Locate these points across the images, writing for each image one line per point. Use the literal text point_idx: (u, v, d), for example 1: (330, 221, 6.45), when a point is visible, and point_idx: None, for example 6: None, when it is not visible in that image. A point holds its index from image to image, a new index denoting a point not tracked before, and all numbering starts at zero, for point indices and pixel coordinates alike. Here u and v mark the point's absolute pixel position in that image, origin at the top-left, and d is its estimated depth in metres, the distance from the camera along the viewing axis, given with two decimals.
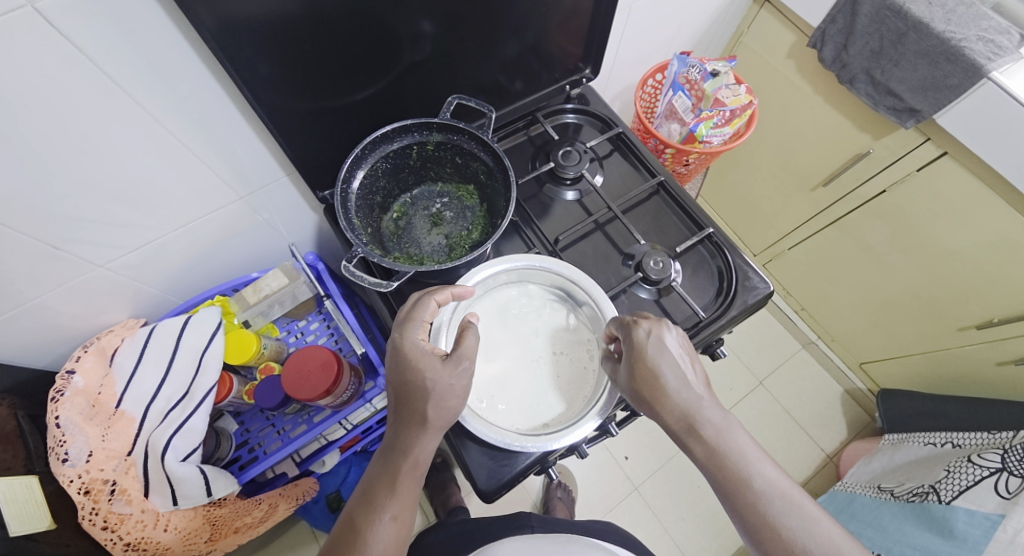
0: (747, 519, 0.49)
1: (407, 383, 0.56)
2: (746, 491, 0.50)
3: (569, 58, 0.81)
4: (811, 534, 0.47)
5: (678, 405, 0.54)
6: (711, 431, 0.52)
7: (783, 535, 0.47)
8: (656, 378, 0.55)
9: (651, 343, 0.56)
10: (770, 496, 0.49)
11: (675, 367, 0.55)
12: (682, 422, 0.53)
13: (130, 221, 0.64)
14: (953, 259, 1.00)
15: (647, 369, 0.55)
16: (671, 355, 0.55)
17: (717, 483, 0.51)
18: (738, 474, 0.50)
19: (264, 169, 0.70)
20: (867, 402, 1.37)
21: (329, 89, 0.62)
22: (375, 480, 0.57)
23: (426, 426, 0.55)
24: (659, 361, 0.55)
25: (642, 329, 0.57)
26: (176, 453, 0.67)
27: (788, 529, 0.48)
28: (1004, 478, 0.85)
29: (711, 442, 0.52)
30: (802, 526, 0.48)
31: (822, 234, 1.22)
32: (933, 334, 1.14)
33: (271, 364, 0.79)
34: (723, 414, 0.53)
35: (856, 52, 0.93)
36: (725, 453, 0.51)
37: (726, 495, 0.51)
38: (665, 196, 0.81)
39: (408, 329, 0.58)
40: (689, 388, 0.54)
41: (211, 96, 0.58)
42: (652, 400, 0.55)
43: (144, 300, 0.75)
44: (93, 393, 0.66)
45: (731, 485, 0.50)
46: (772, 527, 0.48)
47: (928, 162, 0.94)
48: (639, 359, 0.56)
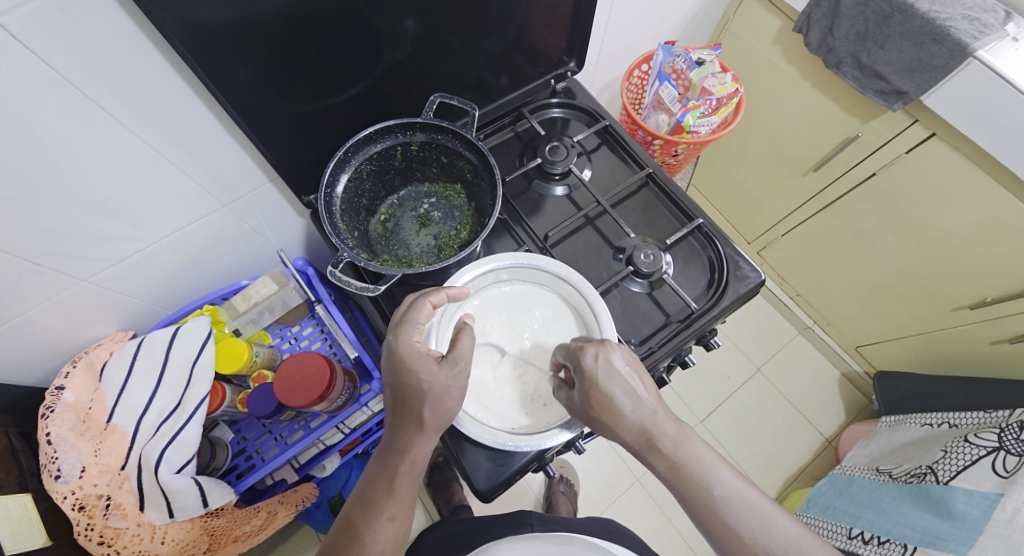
0: (712, 528, 0.50)
1: (404, 384, 0.55)
2: (708, 496, 0.51)
3: (553, 51, 0.80)
4: (771, 532, 0.49)
5: (635, 423, 0.53)
6: (669, 443, 0.53)
7: (747, 537, 0.49)
8: (611, 402, 0.54)
9: (600, 367, 0.54)
10: (730, 500, 0.50)
11: (628, 387, 0.54)
12: (640, 439, 0.53)
13: (112, 233, 0.63)
14: (945, 240, 1.00)
15: (601, 396, 0.54)
16: (621, 376, 0.54)
17: (681, 495, 0.52)
18: (699, 483, 0.51)
19: (248, 175, 0.69)
20: (865, 385, 1.37)
21: (310, 92, 0.61)
22: (373, 480, 0.57)
23: (423, 427, 0.55)
24: (611, 386, 0.54)
25: (590, 354, 0.55)
26: (170, 466, 0.67)
27: (749, 531, 0.49)
28: (1001, 457, 0.86)
29: (670, 454, 0.52)
30: (760, 524, 0.49)
31: (813, 219, 1.22)
32: (927, 316, 1.14)
33: (264, 372, 0.78)
34: (678, 425, 0.54)
35: (842, 35, 0.92)
36: (684, 463, 0.52)
37: (689, 505, 0.51)
38: (655, 188, 0.80)
39: (402, 331, 0.57)
40: (644, 405, 0.54)
41: (189, 103, 0.57)
42: (609, 423, 0.54)
43: (132, 312, 0.74)
44: (84, 409, 0.66)
45: (693, 496, 0.51)
46: (735, 533, 0.49)
47: (917, 144, 0.94)
48: (590, 387, 0.54)
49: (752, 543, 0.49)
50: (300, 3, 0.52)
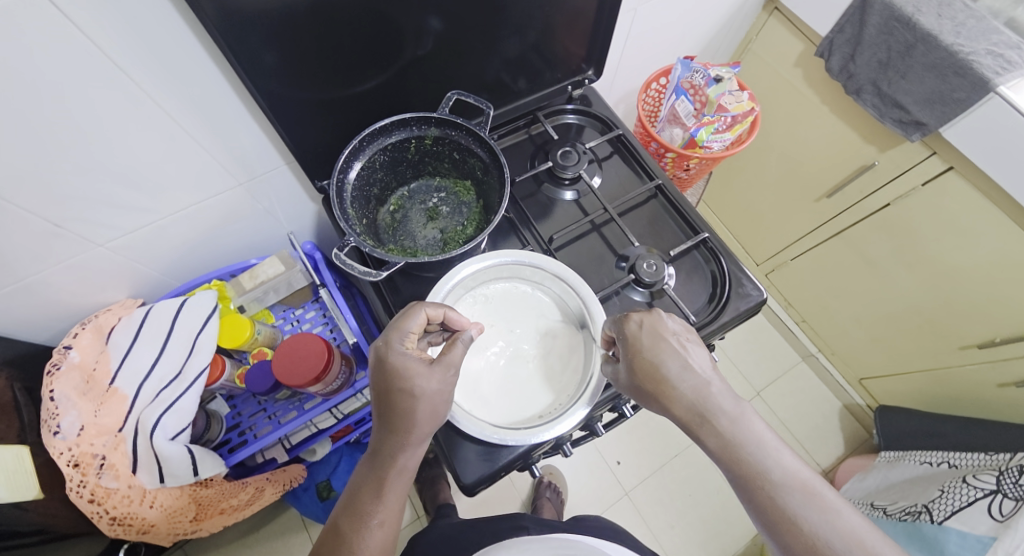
0: (767, 513, 0.47)
1: (395, 393, 0.55)
2: (761, 481, 0.47)
3: (572, 58, 0.82)
4: (833, 523, 0.45)
5: (685, 395, 0.52)
6: (724, 420, 0.50)
7: (803, 527, 0.45)
8: (659, 370, 0.54)
9: (645, 335, 0.56)
10: (790, 487, 0.47)
11: (677, 355, 0.54)
12: (690, 413, 0.52)
13: (132, 203, 0.65)
14: (957, 276, 0.99)
15: (645, 362, 0.55)
16: (669, 344, 0.55)
17: (734, 478, 0.49)
18: (754, 467, 0.48)
19: (265, 156, 0.71)
20: (866, 418, 1.35)
21: (331, 81, 0.63)
22: (361, 487, 0.57)
23: (411, 436, 0.55)
24: (658, 351, 0.55)
25: (634, 322, 0.57)
26: (164, 432, 0.68)
27: (807, 521, 0.45)
28: (998, 500, 0.84)
29: (723, 431, 0.50)
30: (821, 517, 0.45)
31: (824, 245, 1.21)
32: (934, 352, 1.12)
33: (265, 350, 0.80)
34: (735, 401, 0.51)
35: (863, 63, 0.92)
36: (738, 443, 0.49)
37: (744, 489, 0.48)
38: (663, 200, 0.81)
39: (392, 338, 0.57)
40: (697, 375, 0.53)
41: (216, 84, 0.58)
42: (656, 394, 0.53)
43: (143, 281, 0.77)
44: (89, 369, 0.68)
45: (745, 480, 0.48)
46: (791, 521, 0.45)
47: (934, 177, 0.93)
48: (636, 353, 0.56)
49: (809, 534, 0.45)
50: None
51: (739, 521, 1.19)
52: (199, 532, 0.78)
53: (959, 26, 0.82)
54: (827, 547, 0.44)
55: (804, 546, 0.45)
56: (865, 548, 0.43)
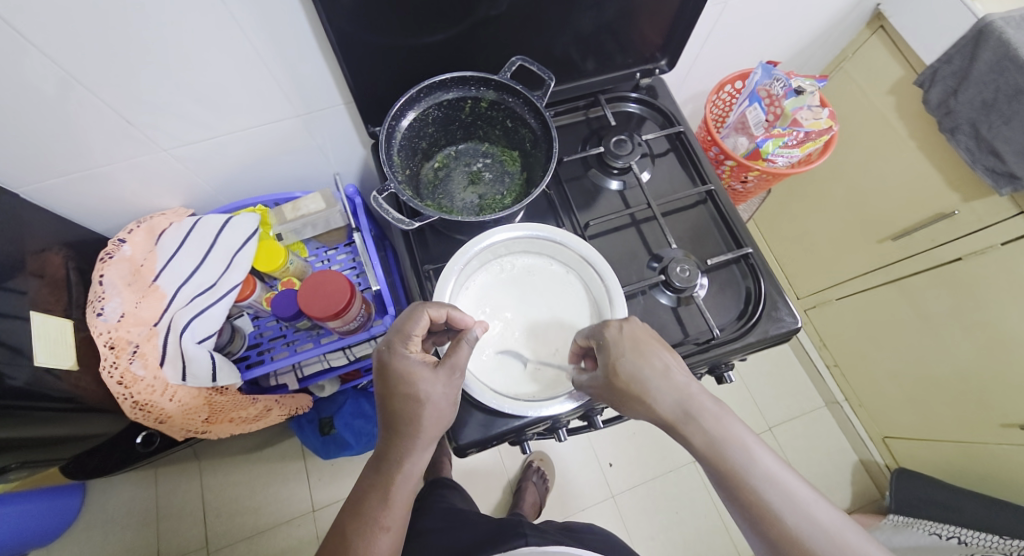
0: (750, 510, 0.48)
1: (402, 400, 0.56)
2: (745, 477, 0.48)
3: (647, 46, 0.79)
4: (808, 519, 0.46)
5: (667, 398, 0.53)
6: (707, 421, 0.51)
7: (784, 522, 0.46)
8: (640, 374, 0.54)
9: (626, 341, 0.56)
10: (767, 483, 0.48)
11: (658, 361, 0.54)
12: (675, 411, 0.52)
13: (199, 117, 0.69)
14: (1018, 346, 0.92)
15: (628, 371, 0.54)
16: (650, 349, 0.55)
17: (715, 475, 0.50)
18: (736, 465, 0.49)
19: (326, 93, 0.72)
20: (882, 478, 1.27)
21: (400, 28, 0.64)
22: (368, 489, 0.58)
23: (419, 441, 0.57)
24: (639, 358, 0.54)
25: (613, 328, 0.57)
26: (193, 335, 0.73)
27: (785, 517, 0.46)
28: None
29: (706, 431, 0.50)
30: (796, 514, 0.46)
31: (877, 289, 1.13)
32: (972, 424, 1.04)
33: (293, 280, 0.83)
34: (717, 403, 0.52)
35: (965, 100, 0.84)
36: (721, 441, 0.50)
37: (726, 487, 0.49)
38: (712, 208, 0.78)
39: (398, 343, 0.58)
40: (677, 379, 0.53)
41: (293, 13, 0.60)
42: (639, 397, 0.53)
43: (196, 193, 0.81)
44: (137, 264, 0.74)
45: (728, 477, 0.49)
46: (773, 515, 0.47)
47: (1015, 238, 0.86)
48: (618, 360, 0.55)
49: (789, 529, 0.46)
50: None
51: (722, 548, 1.17)
52: (208, 434, 0.83)
53: None
54: (807, 542, 0.45)
55: (785, 542, 0.46)
56: (842, 540, 0.45)
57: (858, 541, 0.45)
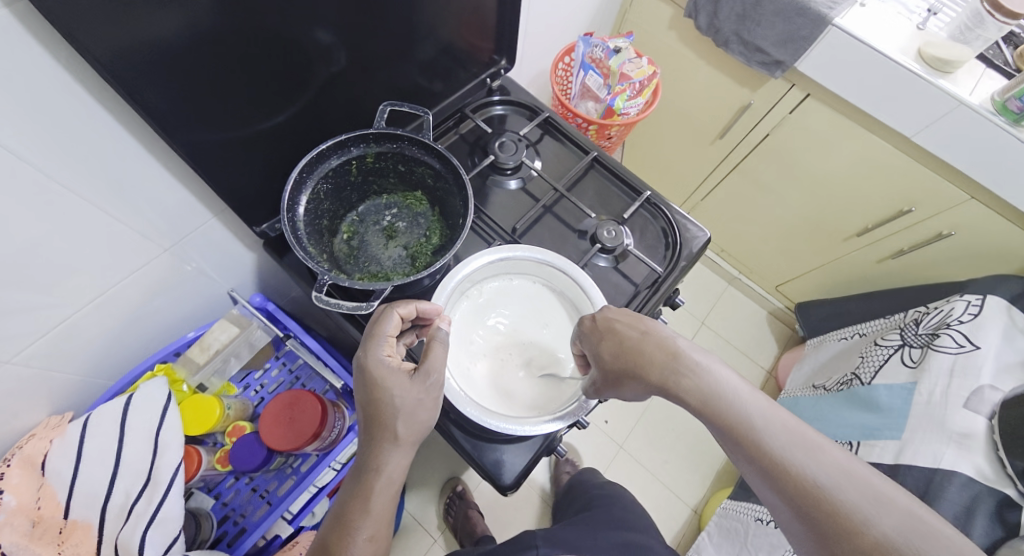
0: (757, 460, 0.46)
1: (375, 402, 0.54)
2: (744, 424, 0.47)
3: (482, 52, 0.82)
4: (815, 455, 0.45)
5: (654, 359, 0.54)
6: (692, 373, 0.52)
7: (790, 462, 0.44)
8: (624, 345, 0.56)
9: (603, 323, 0.59)
10: (772, 429, 0.46)
11: (636, 328, 0.57)
12: (664, 373, 0.53)
13: (38, 302, 0.54)
14: (833, 181, 1.17)
15: (612, 343, 0.57)
16: (626, 323, 0.58)
17: (719, 431, 0.49)
18: (733, 414, 0.48)
19: (189, 212, 0.62)
20: (788, 317, 1.55)
21: (234, 117, 0.56)
22: (347, 500, 0.53)
23: (398, 442, 0.54)
24: (619, 332, 0.57)
25: (591, 320, 0.61)
26: (154, 548, 0.59)
27: (793, 459, 0.45)
28: (908, 351, 1.03)
29: (695, 384, 0.51)
30: (803, 452, 0.45)
31: (725, 181, 1.36)
32: (827, 248, 1.32)
33: (241, 424, 0.70)
34: (702, 356, 0.53)
35: (724, 17, 1.04)
36: (711, 392, 0.50)
37: (731, 438, 0.48)
38: (602, 169, 0.85)
39: (371, 346, 0.56)
40: (660, 340, 0.55)
41: (122, 139, 0.51)
42: (630, 367, 0.55)
43: (66, 391, 0.64)
44: (32, 511, 0.55)
45: (728, 429, 0.48)
46: (780, 460, 0.45)
47: (796, 105, 1.09)
48: (604, 342, 0.58)
49: (795, 467, 0.44)
50: (204, 27, 0.48)
51: None
52: None
53: None
54: (814, 479, 0.43)
55: (794, 485, 0.44)
56: (852, 480, 0.43)
57: (868, 477, 0.43)
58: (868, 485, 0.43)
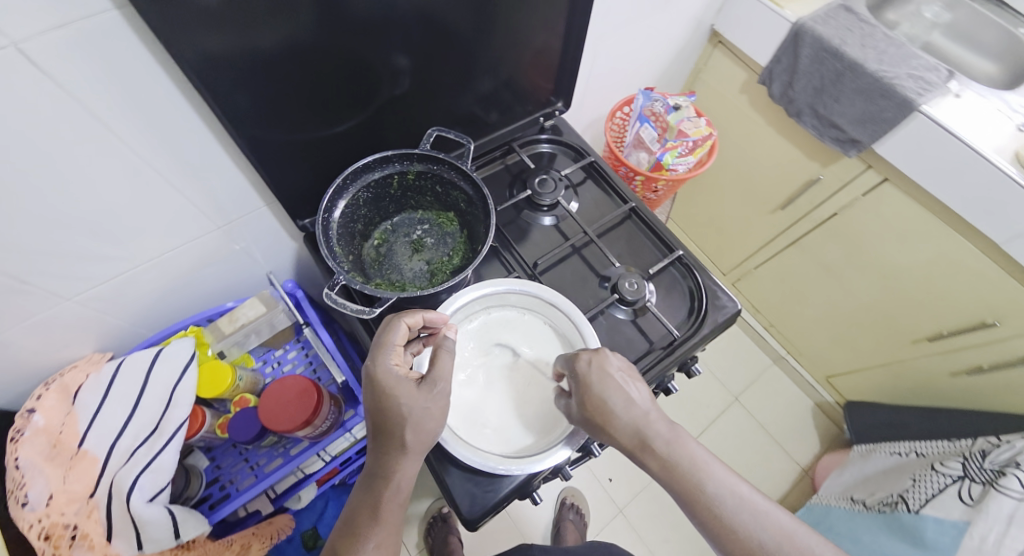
0: (708, 525, 0.52)
1: (384, 410, 0.55)
2: (702, 494, 0.52)
3: (542, 91, 0.86)
4: (762, 524, 0.51)
5: (629, 423, 0.56)
6: (662, 444, 0.55)
7: (739, 531, 0.50)
8: (605, 405, 0.57)
9: (594, 373, 0.58)
10: (724, 497, 0.52)
11: (620, 390, 0.57)
12: (634, 439, 0.56)
13: (104, 253, 0.63)
14: (904, 276, 1.07)
15: (593, 399, 0.57)
16: (615, 380, 0.58)
17: (676, 495, 0.54)
18: (692, 483, 0.53)
19: (244, 197, 0.70)
20: (837, 415, 1.42)
21: (308, 122, 0.63)
22: (357, 509, 0.55)
23: (406, 451, 0.54)
24: (603, 389, 0.57)
25: (583, 360, 0.59)
26: (142, 494, 0.64)
27: (744, 527, 0.51)
28: (967, 485, 0.89)
29: (663, 454, 0.54)
30: (754, 520, 0.51)
31: (782, 255, 1.29)
32: (890, 348, 1.20)
33: (247, 396, 0.76)
34: (671, 427, 0.56)
35: (801, 89, 1.01)
36: (676, 463, 0.54)
37: (686, 504, 0.53)
38: (638, 221, 0.85)
39: (380, 355, 0.58)
40: (637, 406, 0.57)
41: (197, 127, 0.58)
42: (604, 426, 0.56)
43: (112, 334, 0.72)
44: (55, 433, 0.63)
45: (686, 496, 0.53)
46: (729, 527, 0.51)
47: (871, 188, 1.02)
48: (586, 391, 0.58)
49: (744, 535, 0.50)
50: (299, 40, 0.54)
51: None
52: None
53: (881, 53, 0.92)
54: (760, 545, 0.50)
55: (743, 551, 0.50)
56: (794, 544, 0.50)
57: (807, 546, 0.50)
58: (807, 549, 0.50)
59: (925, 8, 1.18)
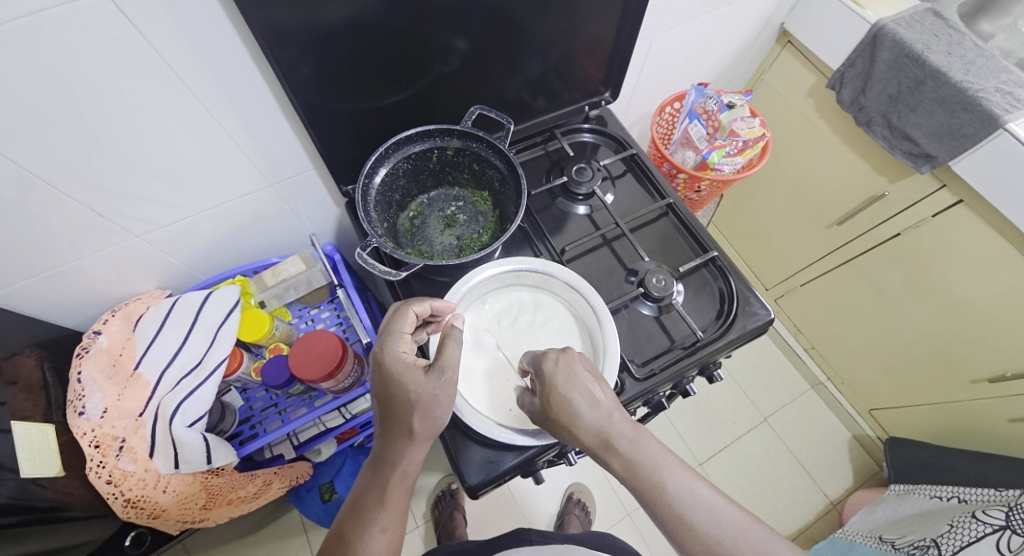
0: (668, 522, 0.51)
1: (390, 396, 0.56)
2: (660, 492, 0.52)
3: (590, 81, 0.85)
4: (720, 520, 0.50)
5: (592, 424, 0.55)
6: (624, 443, 0.54)
7: (698, 529, 0.50)
8: (569, 404, 0.56)
9: (561, 371, 0.57)
10: (683, 495, 0.52)
11: (586, 390, 0.56)
12: (596, 441, 0.55)
13: (169, 200, 0.69)
14: (968, 308, 0.99)
15: (558, 396, 0.56)
16: (582, 380, 0.57)
17: (640, 493, 0.53)
18: (653, 481, 0.52)
19: (295, 160, 0.75)
20: (876, 450, 1.34)
21: (362, 92, 0.67)
22: (365, 491, 0.57)
23: (413, 438, 0.56)
24: (569, 387, 0.56)
25: (551, 360, 0.58)
26: (182, 419, 0.71)
27: (702, 525, 0.50)
28: (1007, 536, 0.83)
29: (624, 452, 0.54)
30: (713, 519, 0.50)
31: (834, 272, 1.22)
32: (945, 385, 1.12)
33: (280, 345, 0.84)
34: (633, 427, 0.55)
35: (873, 96, 0.95)
36: (637, 461, 0.53)
37: (647, 503, 0.53)
38: (674, 219, 0.83)
39: (387, 342, 0.59)
40: (600, 407, 0.56)
41: (257, 88, 0.63)
42: (568, 426, 0.56)
43: (171, 273, 0.80)
44: (116, 353, 0.72)
45: (649, 493, 0.52)
46: (688, 525, 0.50)
47: (942, 209, 0.94)
48: (551, 390, 0.56)
49: (704, 535, 0.50)
50: (365, 17, 0.58)
51: None
52: (207, 522, 0.80)
53: (969, 63, 0.84)
54: (718, 543, 0.49)
55: (700, 548, 0.49)
56: (751, 540, 0.49)
57: (763, 541, 0.49)
58: (765, 549, 0.48)
59: None
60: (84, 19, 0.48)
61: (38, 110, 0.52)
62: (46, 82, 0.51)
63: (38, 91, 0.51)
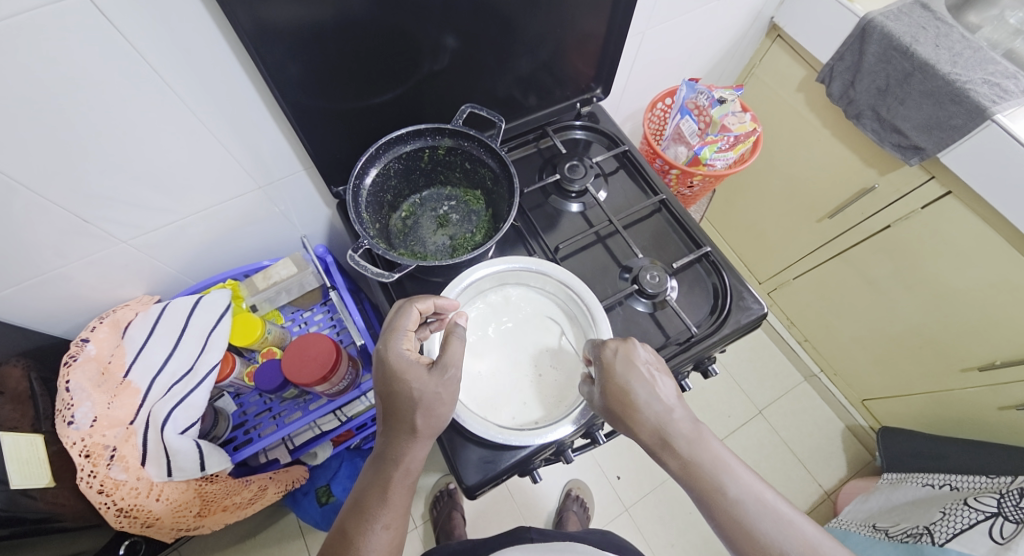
0: (728, 527, 0.52)
1: (395, 393, 0.56)
2: (720, 497, 0.52)
3: (582, 77, 0.85)
4: (783, 529, 0.50)
5: (650, 419, 0.56)
6: (683, 443, 0.55)
7: (759, 536, 0.50)
8: (629, 396, 0.56)
9: (620, 361, 0.58)
10: (745, 501, 0.52)
11: (646, 383, 0.56)
12: (654, 437, 0.55)
13: (156, 204, 0.68)
14: (958, 298, 1.00)
15: (617, 387, 0.57)
16: (643, 373, 0.57)
17: (696, 494, 0.54)
18: (712, 484, 0.53)
19: (284, 161, 0.74)
20: (869, 440, 1.35)
21: (349, 91, 0.66)
22: (367, 489, 0.57)
23: (415, 434, 0.56)
24: (629, 379, 0.57)
25: (610, 349, 0.59)
26: (175, 426, 0.70)
27: (763, 533, 0.50)
28: (999, 523, 0.84)
29: (683, 453, 0.54)
30: (775, 528, 0.50)
31: (826, 264, 1.23)
32: (936, 375, 1.13)
33: (274, 349, 0.83)
34: (694, 425, 0.56)
35: (863, 89, 0.95)
36: (697, 463, 0.54)
37: (705, 506, 0.53)
38: (667, 215, 0.83)
39: (392, 339, 0.58)
40: (661, 401, 0.56)
41: (243, 89, 0.61)
42: (626, 418, 0.56)
43: (160, 279, 0.79)
44: (104, 361, 0.70)
45: (707, 496, 0.53)
46: (748, 530, 0.50)
47: (932, 201, 0.95)
48: (611, 379, 0.57)
49: (766, 543, 0.50)
50: (352, 15, 0.57)
51: None
52: (201, 529, 0.79)
53: (956, 55, 0.85)
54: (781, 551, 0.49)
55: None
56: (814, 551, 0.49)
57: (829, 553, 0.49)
58: None
59: (1010, 12, 1.07)
60: (63, 22, 0.47)
61: (19, 116, 0.51)
62: (27, 88, 0.50)
63: (17, 97, 0.50)
